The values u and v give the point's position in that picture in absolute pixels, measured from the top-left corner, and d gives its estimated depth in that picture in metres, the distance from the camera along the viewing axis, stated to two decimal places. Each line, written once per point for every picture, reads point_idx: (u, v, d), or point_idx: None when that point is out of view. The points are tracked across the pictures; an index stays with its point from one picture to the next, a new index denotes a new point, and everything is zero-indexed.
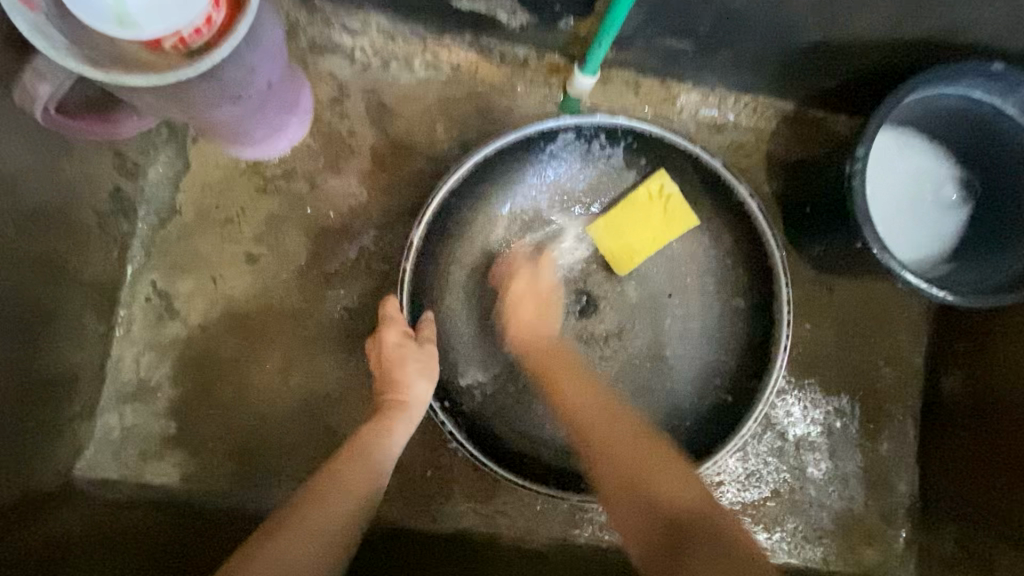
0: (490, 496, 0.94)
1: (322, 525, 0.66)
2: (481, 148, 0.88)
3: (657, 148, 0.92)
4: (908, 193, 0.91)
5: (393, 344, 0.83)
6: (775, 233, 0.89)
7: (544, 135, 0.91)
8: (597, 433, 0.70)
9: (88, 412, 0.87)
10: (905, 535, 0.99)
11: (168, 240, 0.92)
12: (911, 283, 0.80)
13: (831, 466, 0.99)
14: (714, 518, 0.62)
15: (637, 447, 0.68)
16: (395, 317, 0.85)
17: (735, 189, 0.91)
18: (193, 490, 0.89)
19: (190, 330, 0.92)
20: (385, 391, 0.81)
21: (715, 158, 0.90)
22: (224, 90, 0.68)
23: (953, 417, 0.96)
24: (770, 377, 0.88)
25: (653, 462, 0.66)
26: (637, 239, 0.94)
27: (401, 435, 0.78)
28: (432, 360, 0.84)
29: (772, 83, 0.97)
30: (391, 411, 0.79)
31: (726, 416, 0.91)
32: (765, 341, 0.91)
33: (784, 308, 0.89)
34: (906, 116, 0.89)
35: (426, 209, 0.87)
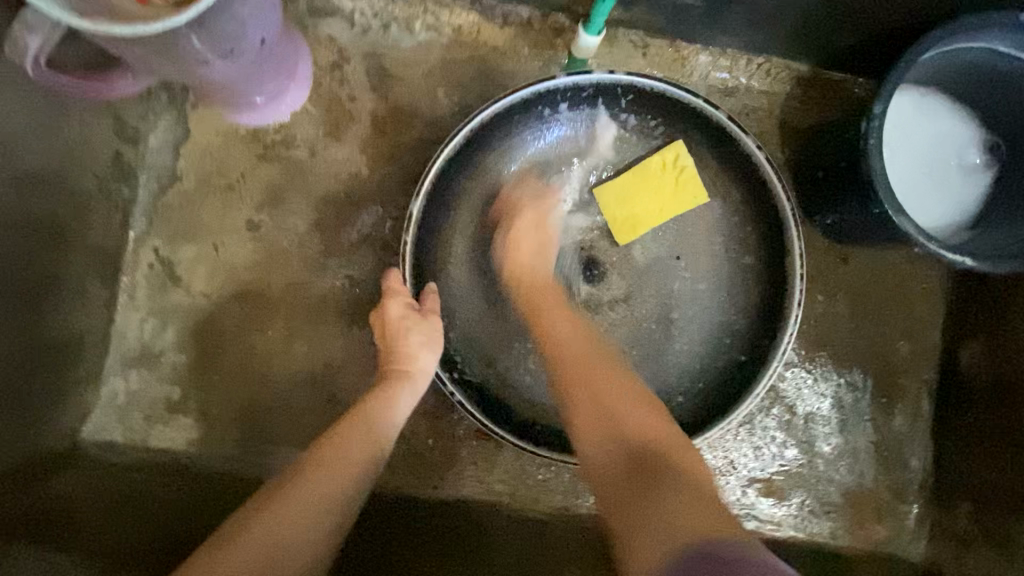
0: (492, 466, 0.93)
1: (324, 492, 0.66)
2: (475, 113, 0.85)
3: (660, 103, 0.90)
4: (928, 157, 0.87)
5: (397, 315, 0.82)
6: (790, 192, 0.86)
7: (542, 97, 0.89)
8: (588, 404, 0.68)
9: (94, 377, 0.88)
10: (917, 511, 0.96)
11: (170, 207, 0.92)
12: (931, 250, 0.77)
13: (841, 440, 0.97)
14: (690, 467, 0.62)
15: (615, 390, 0.68)
16: (398, 288, 0.85)
17: (741, 141, 0.87)
18: (198, 455, 0.90)
19: (193, 297, 0.92)
20: (391, 362, 0.80)
21: (720, 110, 0.86)
22: (216, 45, 0.66)
23: (969, 391, 0.93)
24: (783, 338, 0.86)
25: (652, 424, 0.65)
26: (646, 209, 0.92)
27: (407, 405, 0.78)
28: (434, 330, 0.83)
29: (787, 43, 0.93)
30: (395, 382, 0.78)
31: (735, 384, 0.89)
32: (777, 304, 0.89)
33: (798, 264, 0.86)
34: (927, 76, 0.85)
35: (426, 176, 0.85)
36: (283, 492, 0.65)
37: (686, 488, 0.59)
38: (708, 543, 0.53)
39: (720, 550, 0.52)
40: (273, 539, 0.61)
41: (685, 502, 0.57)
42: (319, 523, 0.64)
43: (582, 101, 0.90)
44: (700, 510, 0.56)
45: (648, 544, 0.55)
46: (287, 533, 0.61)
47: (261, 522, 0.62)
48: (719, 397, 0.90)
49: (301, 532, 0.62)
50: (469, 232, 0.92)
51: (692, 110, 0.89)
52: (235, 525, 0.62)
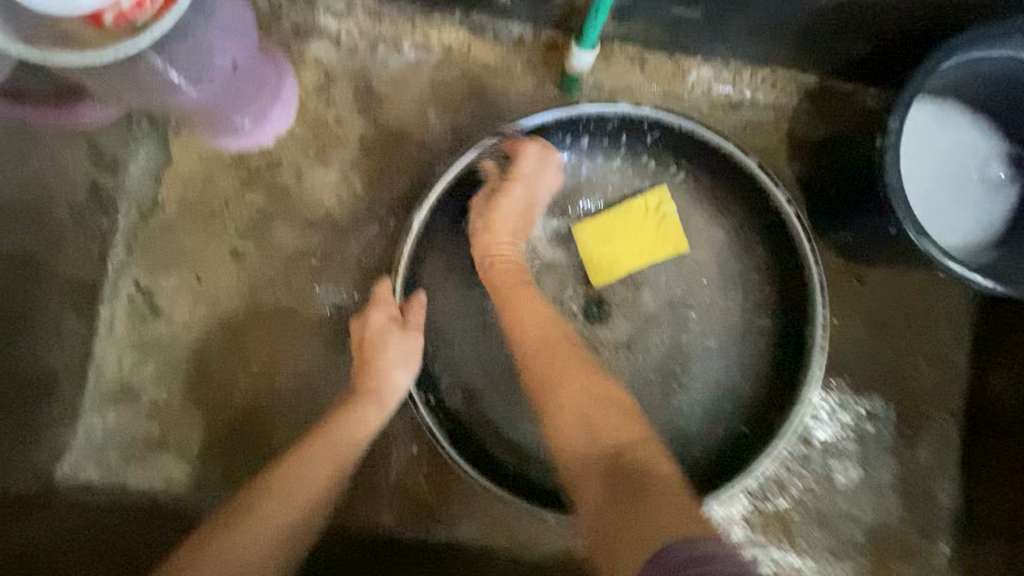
0: (488, 505, 0.88)
1: (277, 515, 0.65)
2: (497, 131, 0.84)
3: (690, 150, 0.87)
4: (949, 172, 0.81)
5: (377, 326, 0.79)
6: (810, 231, 0.81)
7: (564, 124, 0.86)
8: (574, 411, 0.67)
9: (70, 414, 0.85)
10: (947, 551, 0.89)
11: (150, 236, 0.89)
12: (958, 272, 0.71)
13: (862, 473, 0.90)
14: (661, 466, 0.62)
15: (594, 397, 0.68)
16: (385, 298, 0.81)
17: (771, 192, 0.83)
18: (178, 497, 0.86)
19: (174, 329, 0.88)
20: (362, 375, 0.77)
21: (752, 156, 0.83)
22: (185, 69, 0.64)
23: (1000, 422, 0.86)
24: (806, 385, 0.81)
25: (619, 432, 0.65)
26: (625, 252, 0.87)
27: (374, 422, 0.74)
28: (416, 347, 0.79)
29: (793, 54, 0.88)
30: (365, 398, 0.75)
31: (761, 426, 0.84)
32: (794, 364, 0.83)
33: (820, 305, 0.81)
34: (945, 86, 0.80)
35: (424, 204, 0.82)
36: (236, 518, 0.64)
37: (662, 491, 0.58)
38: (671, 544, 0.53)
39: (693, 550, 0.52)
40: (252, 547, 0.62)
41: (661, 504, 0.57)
42: (265, 549, 0.63)
43: (591, 132, 0.87)
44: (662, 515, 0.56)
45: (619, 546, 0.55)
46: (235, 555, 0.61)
47: (212, 551, 0.61)
48: (741, 431, 0.85)
49: (248, 559, 0.61)
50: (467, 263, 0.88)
51: (718, 154, 0.85)
52: (209, 530, 0.64)
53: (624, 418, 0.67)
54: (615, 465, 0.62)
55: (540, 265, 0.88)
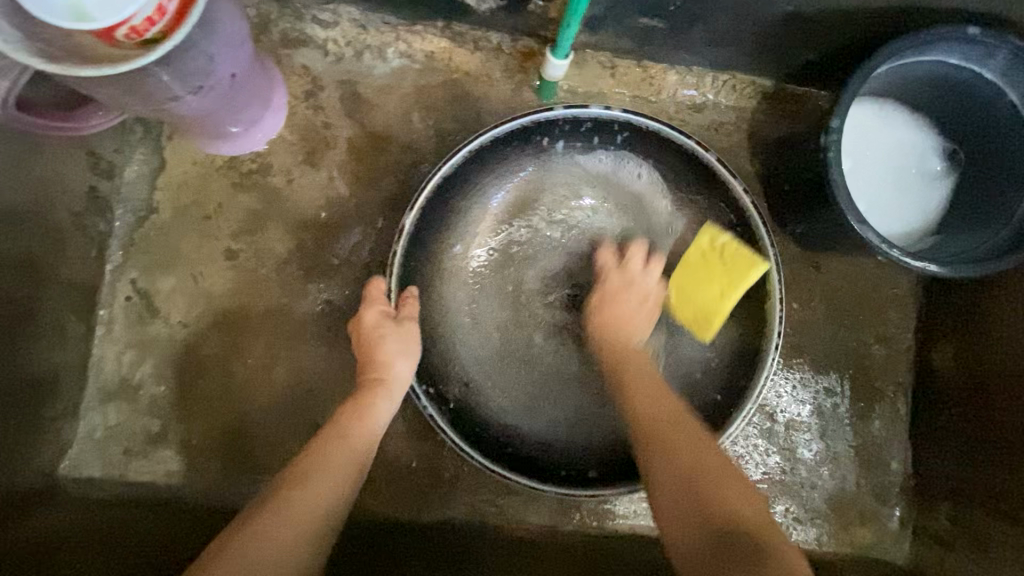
0: (478, 487, 0.93)
1: (309, 510, 0.66)
2: (476, 135, 0.89)
3: (660, 148, 0.92)
4: (890, 166, 0.90)
5: (372, 324, 0.83)
6: (765, 218, 0.88)
7: (541, 126, 0.91)
8: (654, 425, 0.71)
9: (72, 411, 0.88)
10: (900, 513, 0.97)
11: (147, 238, 0.92)
12: (895, 257, 0.79)
13: (822, 445, 0.98)
14: (759, 527, 0.61)
15: (691, 446, 0.68)
16: (378, 297, 0.85)
17: (730, 186, 0.90)
18: (178, 489, 0.89)
19: (171, 328, 0.92)
20: (364, 373, 0.81)
21: (710, 152, 0.90)
22: (187, 81, 0.68)
23: (943, 393, 0.95)
24: (765, 359, 0.88)
25: (728, 498, 0.63)
26: (709, 294, 0.88)
27: (381, 413, 0.77)
28: (412, 337, 0.84)
29: (750, 60, 0.96)
30: (370, 389, 0.79)
31: (726, 402, 0.90)
32: (756, 344, 0.90)
33: (776, 282, 0.88)
34: (884, 88, 0.88)
35: (413, 205, 0.87)
36: (267, 512, 0.65)
37: (764, 552, 0.58)
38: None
39: None
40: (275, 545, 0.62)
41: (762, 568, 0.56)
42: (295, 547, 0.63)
43: (566, 133, 0.92)
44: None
45: None
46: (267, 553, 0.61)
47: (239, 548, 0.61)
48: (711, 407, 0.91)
49: (284, 557, 0.62)
50: (454, 261, 0.93)
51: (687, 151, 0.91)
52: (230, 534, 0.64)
53: (717, 461, 0.67)
54: (714, 520, 0.61)
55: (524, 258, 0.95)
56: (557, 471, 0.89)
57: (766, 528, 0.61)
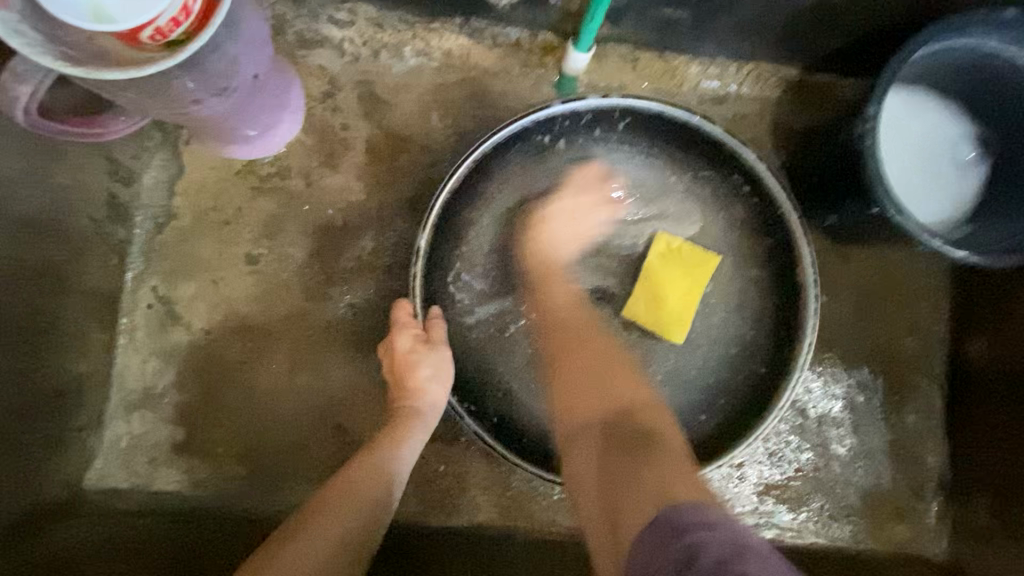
0: (506, 490, 0.92)
1: (339, 525, 0.69)
2: (480, 142, 0.87)
3: (666, 130, 0.92)
4: (922, 155, 0.88)
5: (405, 349, 0.83)
6: (791, 194, 0.88)
7: (541, 125, 0.90)
8: (579, 365, 0.75)
9: (97, 421, 0.86)
10: (937, 509, 0.95)
11: (167, 245, 0.91)
12: (940, 246, 0.77)
13: (855, 441, 0.96)
14: (664, 442, 0.65)
15: (592, 353, 0.76)
16: (407, 320, 0.85)
17: (741, 154, 0.89)
18: (201, 497, 0.88)
19: (193, 335, 0.90)
20: (400, 399, 0.81)
21: (716, 125, 0.89)
22: (210, 82, 0.66)
23: (978, 384, 0.93)
24: (801, 346, 0.87)
25: (629, 397, 0.70)
26: (675, 298, 0.91)
27: (416, 442, 0.78)
28: (444, 359, 0.83)
29: (775, 49, 0.94)
30: (406, 419, 0.79)
31: (762, 388, 0.89)
32: (789, 334, 0.89)
33: (809, 271, 0.87)
34: (916, 75, 0.86)
35: (432, 208, 0.86)
36: (302, 523, 0.69)
37: (660, 467, 0.61)
38: (669, 506, 0.57)
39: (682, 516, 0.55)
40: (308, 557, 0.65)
41: (652, 482, 0.60)
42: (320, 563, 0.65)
43: (568, 130, 0.92)
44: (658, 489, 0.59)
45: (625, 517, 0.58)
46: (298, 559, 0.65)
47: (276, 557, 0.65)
48: (741, 402, 0.90)
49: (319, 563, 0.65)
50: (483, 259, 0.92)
51: (689, 128, 0.91)
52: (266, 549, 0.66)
53: (619, 370, 0.74)
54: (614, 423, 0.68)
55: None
56: None
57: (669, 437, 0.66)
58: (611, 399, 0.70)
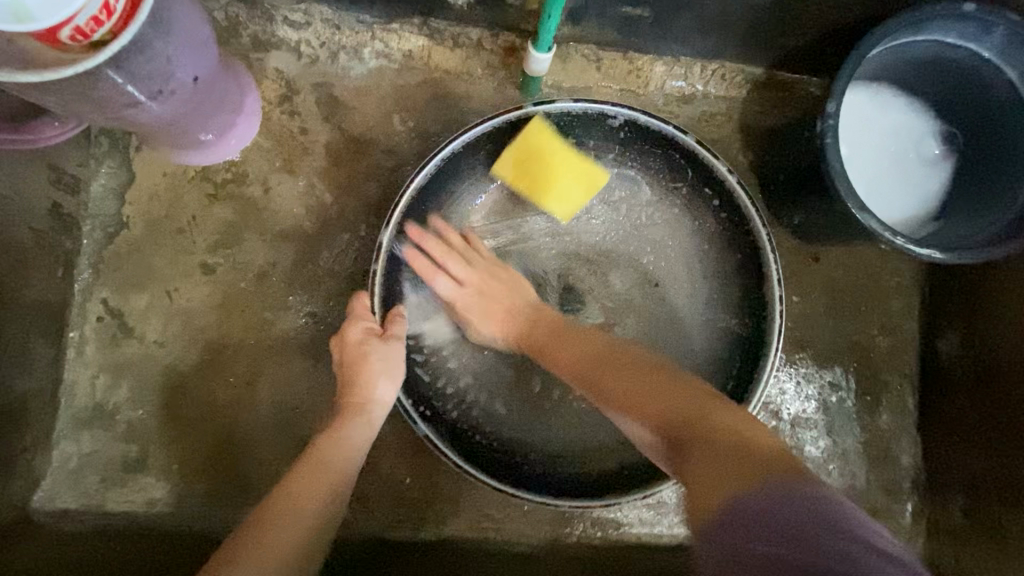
0: (474, 503, 0.89)
1: (289, 534, 0.65)
2: (446, 143, 0.85)
3: (639, 138, 0.90)
4: (888, 152, 0.88)
5: (358, 341, 0.80)
6: (760, 211, 0.86)
7: (512, 126, 0.88)
8: (661, 406, 0.68)
9: (44, 441, 0.83)
10: (912, 509, 0.94)
11: (118, 255, 0.87)
12: (906, 244, 0.76)
13: (829, 442, 0.95)
14: (705, 417, 0.65)
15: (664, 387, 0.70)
16: (363, 312, 0.82)
17: (713, 165, 0.88)
18: (157, 516, 0.85)
19: (147, 349, 0.87)
20: (347, 394, 0.78)
21: (689, 134, 0.87)
22: (145, 83, 0.64)
23: (950, 381, 0.92)
24: (768, 357, 0.85)
25: (652, 401, 0.69)
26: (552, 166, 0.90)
27: (361, 437, 0.76)
28: (398, 356, 0.80)
29: (739, 47, 0.93)
30: (351, 413, 0.77)
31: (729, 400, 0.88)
32: (757, 345, 0.87)
33: (775, 287, 0.86)
34: (881, 70, 0.85)
35: (397, 207, 0.84)
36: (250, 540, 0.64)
37: (721, 445, 0.61)
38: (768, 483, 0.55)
39: (749, 504, 0.54)
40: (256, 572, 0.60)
41: (733, 463, 0.58)
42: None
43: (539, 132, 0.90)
44: (711, 471, 0.59)
45: (708, 497, 0.57)
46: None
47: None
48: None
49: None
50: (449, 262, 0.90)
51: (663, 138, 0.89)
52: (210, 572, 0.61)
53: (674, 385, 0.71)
54: (675, 431, 0.65)
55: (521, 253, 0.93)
56: (554, 484, 0.85)
57: (714, 415, 0.65)
58: (676, 404, 0.67)
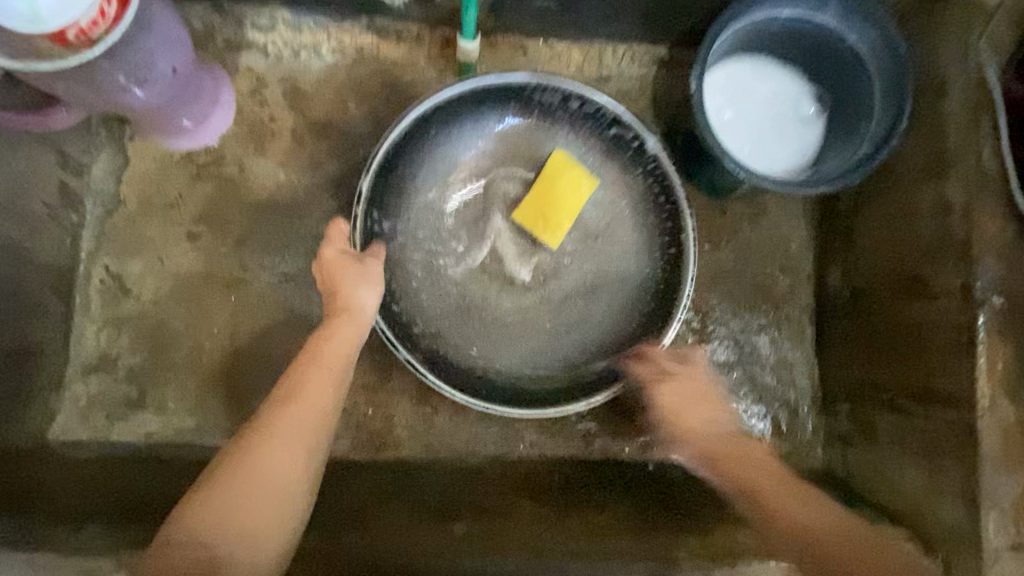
0: (429, 429, 1.03)
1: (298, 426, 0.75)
2: (404, 115, 0.96)
3: (575, 110, 1.03)
4: (769, 112, 1.02)
5: (331, 259, 0.86)
6: (677, 167, 1.00)
7: (460, 103, 1.01)
8: (780, 499, 0.80)
9: (57, 383, 0.98)
10: (812, 423, 1.07)
11: (117, 226, 1.03)
12: (789, 189, 0.89)
13: (739, 369, 1.08)
14: (845, 542, 0.77)
15: (779, 482, 0.82)
16: (339, 238, 0.88)
17: (638, 133, 1.01)
18: (155, 445, 0.99)
19: (143, 305, 1.02)
20: (331, 302, 0.85)
21: (621, 107, 1.00)
22: (132, 72, 0.80)
23: (834, 308, 1.06)
24: (682, 293, 0.99)
25: (779, 512, 0.79)
26: (552, 203, 1.04)
27: (353, 335, 0.83)
28: (374, 272, 0.88)
29: (642, 31, 1.09)
30: (338, 316, 0.84)
31: (651, 328, 1.02)
32: (674, 284, 1.01)
33: (689, 234, 1.00)
34: (752, 42, 0.99)
35: (365, 176, 0.95)
36: (260, 432, 0.73)
37: None
38: None
39: None
40: (268, 462, 0.72)
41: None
42: (288, 488, 0.72)
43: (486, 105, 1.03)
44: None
45: None
46: (267, 484, 0.71)
47: (243, 464, 0.71)
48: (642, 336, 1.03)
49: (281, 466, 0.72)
50: (413, 223, 1.03)
51: (602, 112, 1.02)
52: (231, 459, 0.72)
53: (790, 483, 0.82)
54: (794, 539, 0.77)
55: (482, 209, 1.05)
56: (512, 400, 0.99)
57: (794, 501, 0.80)
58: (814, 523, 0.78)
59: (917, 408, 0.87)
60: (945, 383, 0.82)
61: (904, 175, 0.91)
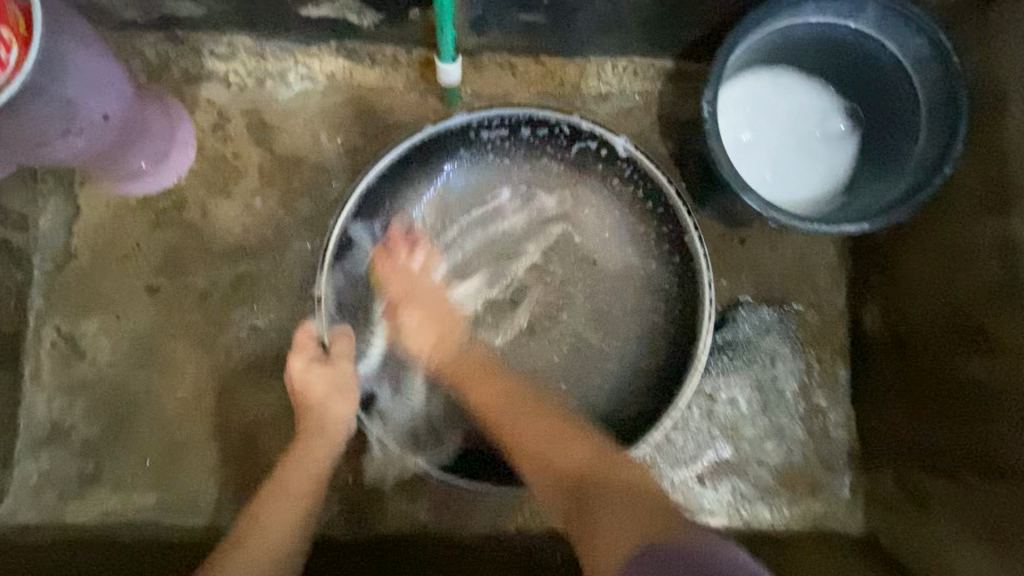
0: (416, 498, 0.93)
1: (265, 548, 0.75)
2: (372, 164, 0.87)
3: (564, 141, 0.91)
4: (793, 134, 0.90)
5: (300, 368, 0.85)
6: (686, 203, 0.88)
7: (437, 140, 0.90)
8: (535, 433, 0.78)
9: (4, 461, 0.89)
10: (850, 482, 0.95)
11: (68, 283, 0.94)
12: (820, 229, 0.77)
13: (765, 421, 0.96)
14: (577, 459, 0.75)
15: (542, 422, 0.79)
16: (306, 343, 0.87)
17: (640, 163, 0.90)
18: (114, 524, 0.90)
19: (98, 369, 0.93)
20: (303, 417, 0.85)
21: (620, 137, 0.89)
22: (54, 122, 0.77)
23: (873, 352, 0.93)
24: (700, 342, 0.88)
25: (526, 451, 0.77)
26: None
27: (322, 454, 0.83)
28: (345, 377, 0.86)
29: (645, 41, 0.96)
30: (312, 433, 0.84)
31: (665, 387, 0.89)
32: (689, 335, 0.89)
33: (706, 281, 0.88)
34: (771, 54, 0.87)
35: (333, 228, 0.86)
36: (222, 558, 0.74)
37: (624, 500, 0.70)
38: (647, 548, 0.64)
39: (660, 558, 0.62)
40: None
41: (619, 516, 0.68)
42: None
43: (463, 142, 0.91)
44: (619, 520, 0.68)
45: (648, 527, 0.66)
46: None
47: None
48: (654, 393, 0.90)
49: None
50: None
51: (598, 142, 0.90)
52: None
53: (551, 427, 0.78)
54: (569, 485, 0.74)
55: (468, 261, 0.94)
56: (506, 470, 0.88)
57: (530, 438, 0.78)
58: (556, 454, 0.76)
59: (981, 481, 0.75)
60: (1017, 456, 0.70)
61: (959, 207, 0.78)
